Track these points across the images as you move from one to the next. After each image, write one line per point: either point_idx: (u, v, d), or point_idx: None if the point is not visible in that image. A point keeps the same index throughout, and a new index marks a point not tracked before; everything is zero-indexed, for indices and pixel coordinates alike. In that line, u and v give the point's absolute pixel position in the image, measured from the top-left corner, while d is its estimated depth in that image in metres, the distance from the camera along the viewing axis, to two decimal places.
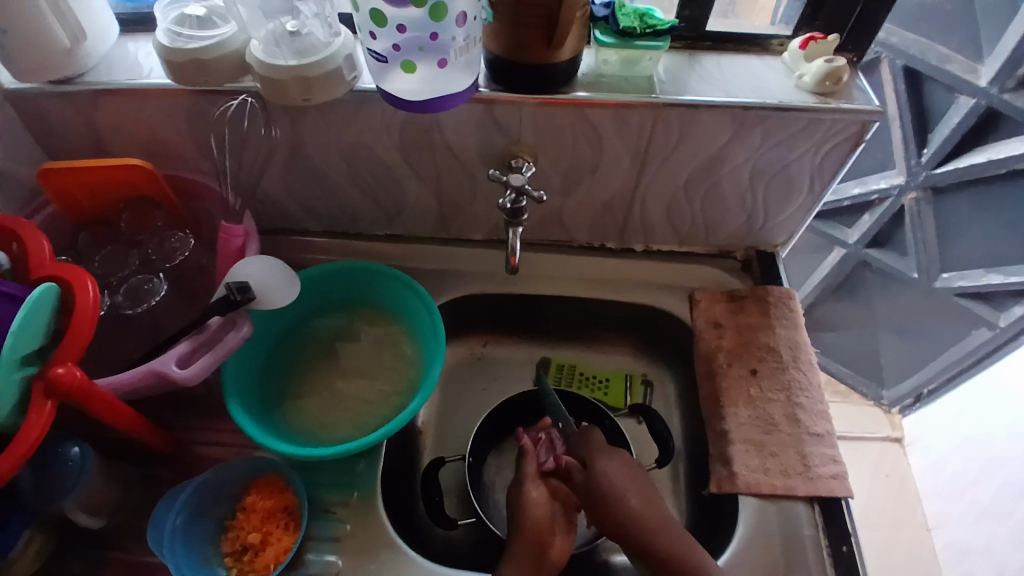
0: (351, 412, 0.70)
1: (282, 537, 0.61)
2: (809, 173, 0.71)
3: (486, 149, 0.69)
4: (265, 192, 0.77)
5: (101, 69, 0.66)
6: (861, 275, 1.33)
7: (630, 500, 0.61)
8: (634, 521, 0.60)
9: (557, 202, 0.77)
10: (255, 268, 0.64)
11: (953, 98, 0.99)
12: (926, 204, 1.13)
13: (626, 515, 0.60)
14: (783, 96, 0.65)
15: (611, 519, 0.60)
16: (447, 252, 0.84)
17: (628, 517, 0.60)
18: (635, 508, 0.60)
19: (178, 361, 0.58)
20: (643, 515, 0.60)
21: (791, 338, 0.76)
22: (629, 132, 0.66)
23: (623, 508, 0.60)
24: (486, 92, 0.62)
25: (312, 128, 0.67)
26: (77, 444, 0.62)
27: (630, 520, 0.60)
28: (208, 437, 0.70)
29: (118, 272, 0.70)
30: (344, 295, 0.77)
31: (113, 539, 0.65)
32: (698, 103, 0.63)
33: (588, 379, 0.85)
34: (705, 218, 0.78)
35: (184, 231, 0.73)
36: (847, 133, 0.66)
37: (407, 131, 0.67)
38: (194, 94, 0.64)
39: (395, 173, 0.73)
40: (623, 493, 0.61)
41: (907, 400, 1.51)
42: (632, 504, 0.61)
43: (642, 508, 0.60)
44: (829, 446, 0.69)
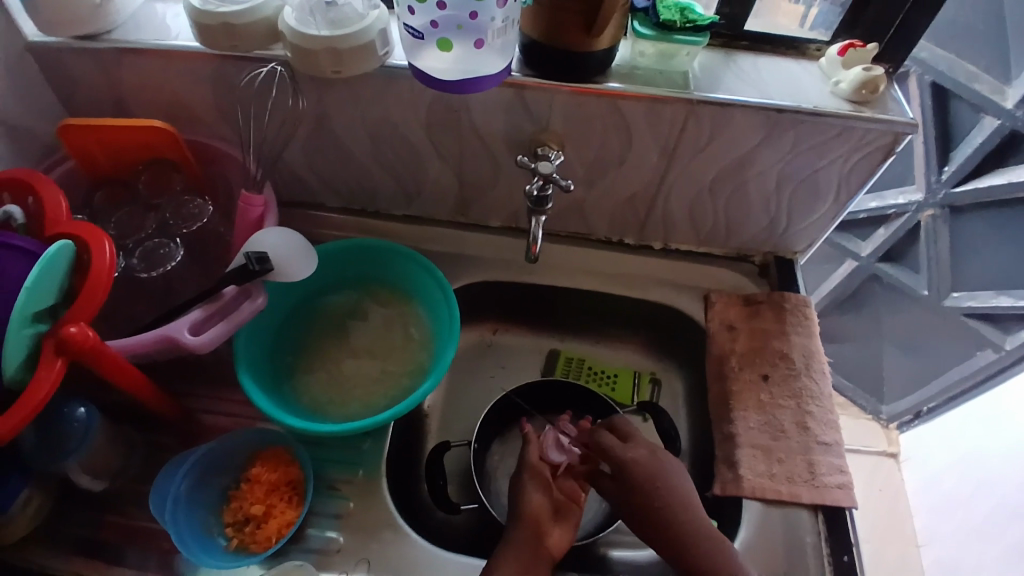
0: (359, 390, 0.69)
1: (285, 510, 0.61)
2: (836, 182, 0.70)
3: (513, 134, 0.68)
4: (286, 164, 0.76)
5: (127, 27, 0.65)
6: (871, 289, 1.33)
7: (661, 487, 0.60)
8: (665, 508, 0.59)
9: (579, 193, 0.76)
10: (274, 240, 0.63)
11: (978, 118, 0.98)
12: (942, 221, 1.12)
13: (660, 502, 0.59)
14: (818, 101, 0.64)
15: (644, 505, 0.59)
16: (464, 236, 0.83)
17: (659, 505, 0.59)
18: (665, 496, 0.59)
19: (191, 328, 0.58)
20: (672, 502, 0.59)
21: (805, 346, 0.75)
22: (660, 127, 0.66)
23: (655, 497, 0.59)
24: (517, 76, 0.62)
25: (339, 101, 0.66)
26: (84, 405, 0.61)
27: (663, 509, 0.59)
28: (214, 406, 0.70)
29: (134, 235, 0.70)
30: (358, 273, 0.76)
31: (112, 502, 0.64)
32: (731, 102, 0.62)
33: (597, 373, 0.84)
34: (727, 219, 0.78)
35: (203, 197, 0.72)
36: (879, 144, 0.65)
37: (434, 110, 0.66)
38: (220, 58, 0.63)
39: (418, 153, 0.72)
40: (654, 479, 0.60)
41: (906, 416, 1.51)
42: (663, 491, 0.60)
43: (672, 496, 0.59)
44: (836, 456, 0.69)
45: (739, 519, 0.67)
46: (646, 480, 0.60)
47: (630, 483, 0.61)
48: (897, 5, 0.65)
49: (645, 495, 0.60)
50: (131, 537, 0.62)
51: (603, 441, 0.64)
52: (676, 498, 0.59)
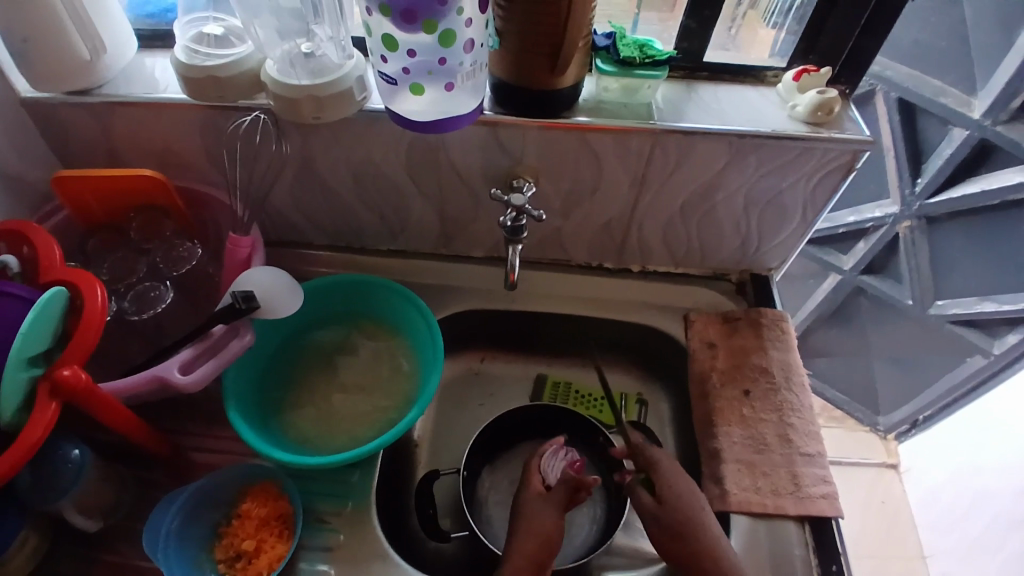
0: (347, 423, 0.71)
1: (276, 544, 0.61)
2: (802, 201, 0.73)
3: (489, 168, 0.71)
4: (273, 205, 0.79)
5: (118, 82, 0.69)
6: (856, 302, 1.34)
7: (704, 512, 0.63)
8: (708, 535, 0.61)
9: (556, 222, 0.79)
10: (263, 278, 0.65)
11: (946, 130, 1.02)
12: (919, 233, 1.15)
13: (700, 529, 0.62)
14: (777, 125, 0.67)
15: (688, 529, 0.62)
16: (448, 268, 0.85)
17: (700, 531, 0.62)
18: (708, 522, 0.63)
19: (181, 367, 0.60)
20: (711, 530, 0.62)
21: (784, 360, 0.77)
22: (629, 157, 0.69)
23: (701, 521, 0.62)
24: (489, 114, 0.65)
25: (322, 143, 0.69)
26: (77, 447, 0.62)
27: (706, 533, 0.62)
28: (205, 443, 0.71)
29: (126, 278, 0.72)
30: (344, 308, 0.78)
31: (105, 542, 0.65)
32: (694, 130, 0.65)
33: (583, 397, 0.86)
34: (702, 241, 0.80)
35: (193, 240, 0.74)
36: (838, 163, 0.68)
37: (413, 149, 0.69)
38: (208, 107, 0.66)
39: (400, 190, 0.75)
40: (697, 504, 0.64)
41: (903, 426, 1.52)
42: (706, 518, 0.63)
43: (714, 522, 0.63)
44: (820, 467, 0.70)
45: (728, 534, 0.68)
46: (689, 502, 0.64)
47: (679, 505, 0.64)
48: (846, 33, 0.69)
49: (690, 519, 0.63)
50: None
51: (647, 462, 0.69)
52: (717, 528, 0.62)
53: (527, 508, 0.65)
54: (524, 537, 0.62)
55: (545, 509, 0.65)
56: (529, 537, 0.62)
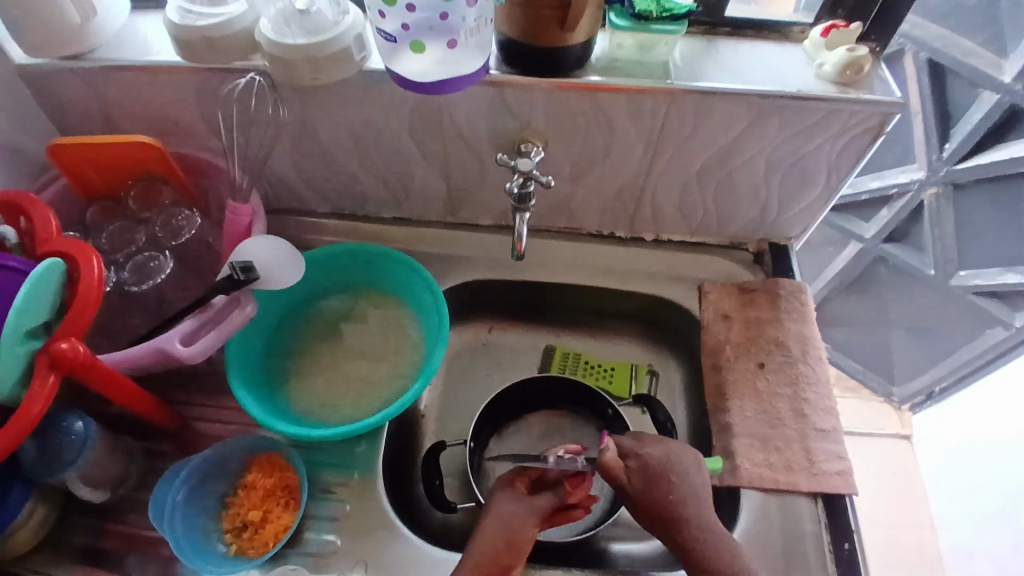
0: (353, 393, 0.70)
1: (281, 515, 0.61)
2: (826, 165, 0.69)
3: (495, 132, 0.68)
4: (273, 172, 0.76)
5: (109, 46, 0.66)
6: (876, 271, 1.30)
7: (674, 480, 0.62)
8: (679, 503, 0.60)
9: (565, 190, 0.76)
10: (262, 248, 0.64)
11: (975, 94, 0.96)
12: (945, 200, 1.09)
13: (669, 497, 0.61)
14: (801, 84, 0.63)
15: (660, 500, 0.61)
16: (455, 237, 0.83)
17: (670, 499, 0.60)
18: (679, 488, 0.61)
19: (183, 339, 0.59)
20: (685, 496, 0.61)
21: (801, 332, 0.74)
22: (643, 120, 0.65)
23: (671, 491, 0.61)
24: (495, 74, 0.61)
25: (320, 106, 0.66)
26: (81, 419, 0.62)
27: (676, 504, 0.60)
28: (212, 414, 0.71)
29: (125, 249, 0.71)
30: (349, 277, 0.76)
31: (115, 512, 0.65)
32: (713, 90, 0.62)
33: (594, 367, 0.84)
34: (717, 209, 0.77)
35: (191, 210, 0.73)
36: (866, 125, 0.64)
37: (416, 112, 0.66)
38: (200, 71, 0.63)
39: (404, 156, 0.73)
40: (669, 472, 0.62)
41: (918, 398, 1.49)
42: (677, 484, 0.62)
43: (687, 488, 0.61)
44: (834, 443, 0.68)
45: (738, 509, 0.67)
46: (661, 471, 0.62)
47: (651, 476, 0.62)
48: None
49: (662, 487, 0.61)
50: (136, 545, 0.63)
51: (618, 445, 0.66)
52: (691, 494, 0.61)
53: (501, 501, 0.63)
54: (490, 530, 0.60)
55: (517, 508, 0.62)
56: (495, 531, 0.60)
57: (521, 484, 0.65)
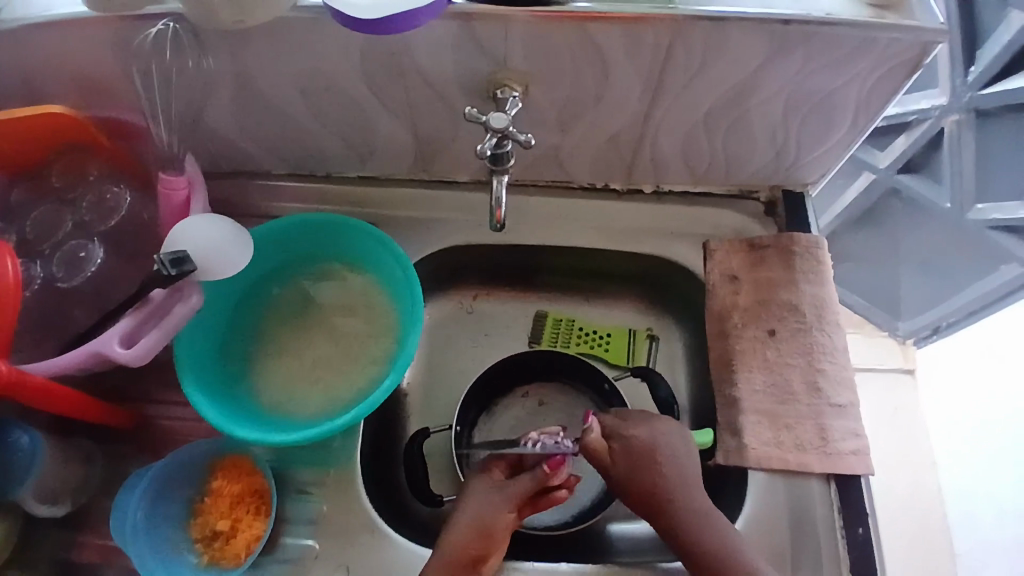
0: (322, 383, 0.63)
1: (252, 523, 0.56)
2: (854, 101, 0.59)
3: (466, 76, 0.58)
4: (215, 130, 0.66)
5: (12, 4, 0.54)
6: (890, 205, 1.16)
7: (664, 462, 0.57)
8: (666, 486, 0.56)
9: (553, 139, 0.66)
10: (199, 232, 0.55)
11: (1005, 13, 0.83)
12: (967, 129, 0.95)
13: (655, 479, 0.56)
14: (831, 7, 0.52)
15: (646, 483, 0.56)
16: (430, 196, 0.74)
17: (656, 483, 0.56)
18: (667, 471, 0.56)
19: (122, 339, 0.52)
20: (674, 478, 0.56)
21: (817, 295, 0.67)
22: (641, 56, 0.55)
23: (657, 474, 0.56)
24: (461, 5, 0.50)
25: (255, 53, 0.55)
26: (26, 432, 0.57)
27: (662, 487, 0.56)
28: (175, 410, 0.64)
29: (50, 237, 0.62)
30: (311, 250, 0.68)
31: (81, 522, 0.61)
32: (725, 14, 0.51)
33: (588, 335, 0.78)
34: (727, 154, 0.67)
35: (122, 184, 0.64)
36: (903, 60, 0.54)
37: (371, 56, 0.55)
38: (106, 16, 0.52)
39: (363, 107, 0.62)
40: (655, 454, 0.57)
41: (924, 331, 1.40)
42: (664, 466, 0.56)
43: (677, 470, 0.56)
44: (851, 419, 0.62)
45: (745, 491, 0.62)
46: (647, 453, 0.57)
47: (637, 459, 0.57)
48: None
49: (646, 470, 0.56)
50: (105, 557, 0.59)
51: (602, 424, 0.60)
52: (680, 475, 0.56)
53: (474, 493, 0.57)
54: (464, 517, 0.56)
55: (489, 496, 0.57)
56: (469, 518, 0.56)
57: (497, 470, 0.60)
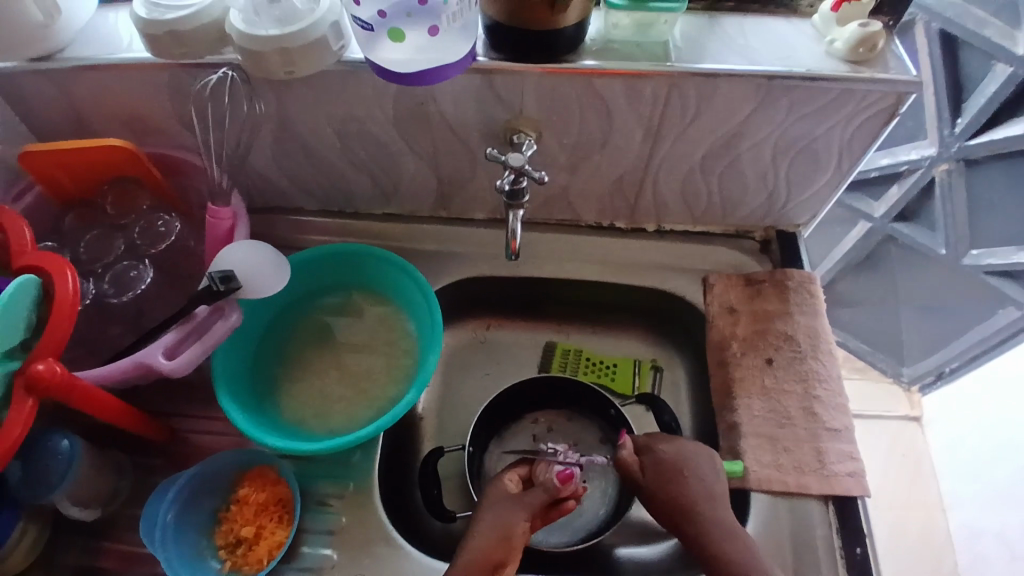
0: (344, 401, 0.67)
1: (275, 531, 0.60)
2: (838, 147, 0.65)
3: (485, 122, 0.64)
4: (256, 168, 0.73)
5: (79, 44, 0.61)
6: (886, 251, 1.21)
7: (688, 475, 0.60)
8: (691, 498, 0.59)
9: (563, 180, 0.72)
10: (241, 255, 0.61)
11: (989, 65, 0.87)
12: (958, 176, 1.00)
13: (682, 491, 0.59)
14: (812, 64, 0.59)
15: (673, 497, 0.59)
16: (448, 232, 0.80)
17: (682, 494, 0.59)
18: (691, 484, 0.60)
19: (166, 352, 0.57)
20: (698, 492, 0.59)
21: (811, 326, 0.71)
22: (642, 105, 0.61)
23: (683, 486, 0.60)
24: (483, 61, 0.57)
25: (299, 100, 0.63)
26: (67, 437, 0.60)
27: (689, 498, 0.59)
28: (202, 425, 0.68)
29: (104, 259, 0.68)
30: (339, 277, 0.73)
31: (108, 531, 0.63)
32: (716, 71, 0.57)
33: (595, 364, 0.81)
34: (724, 195, 0.73)
35: (171, 214, 0.70)
36: (881, 106, 0.60)
37: (401, 104, 0.62)
38: (171, 66, 0.59)
39: (391, 149, 0.69)
40: (682, 468, 0.61)
41: (928, 377, 1.42)
42: (690, 480, 0.60)
43: (702, 484, 0.59)
44: (846, 442, 0.65)
45: (747, 513, 0.64)
46: (675, 467, 0.61)
47: (663, 474, 0.61)
48: None
49: (672, 483, 0.60)
50: (131, 564, 0.62)
51: (635, 442, 0.65)
52: (705, 490, 0.59)
53: (498, 501, 0.61)
54: (491, 519, 0.59)
55: (513, 505, 0.61)
56: (495, 521, 0.59)
57: (511, 481, 0.64)
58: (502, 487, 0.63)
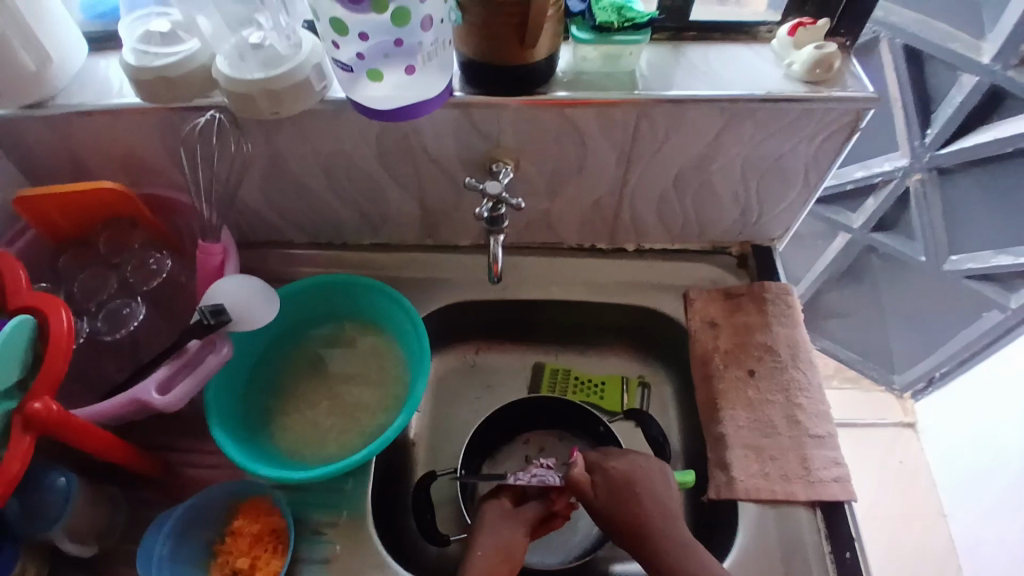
0: (337, 429, 0.68)
1: (270, 561, 0.60)
2: (804, 164, 0.68)
3: (466, 153, 0.67)
4: (245, 204, 0.75)
5: (71, 90, 0.64)
6: (867, 261, 1.24)
7: (640, 491, 0.60)
8: (646, 514, 0.59)
9: (543, 205, 0.75)
10: (233, 288, 0.62)
11: (955, 77, 0.91)
12: (931, 186, 1.04)
13: (635, 508, 0.59)
14: (772, 86, 0.62)
15: (627, 515, 0.59)
16: (435, 260, 0.82)
17: (636, 512, 0.59)
18: (646, 500, 0.60)
19: (159, 387, 0.58)
20: (653, 509, 0.59)
21: (790, 336, 0.73)
22: (614, 131, 0.64)
23: (637, 504, 0.59)
24: (460, 95, 0.60)
25: (285, 139, 0.65)
26: (63, 474, 0.61)
27: (642, 515, 0.59)
28: (197, 458, 0.69)
29: (96, 297, 0.70)
30: (329, 308, 0.75)
31: (103, 567, 0.64)
32: (682, 97, 0.60)
33: (583, 383, 0.83)
34: (699, 213, 0.76)
35: (162, 251, 0.72)
36: (842, 122, 0.63)
37: (384, 138, 0.65)
38: (162, 109, 0.62)
39: (376, 182, 0.71)
40: (635, 484, 0.61)
41: (918, 384, 1.43)
42: (642, 495, 0.60)
43: (655, 499, 0.60)
44: (831, 448, 0.66)
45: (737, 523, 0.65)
46: (627, 484, 0.61)
47: (617, 491, 0.60)
48: None
49: (625, 501, 0.60)
50: None
51: (585, 458, 0.64)
52: (658, 506, 0.59)
53: (492, 521, 0.62)
54: (489, 539, 0.60)
55: (508, 522, 0.62)
56: (493, 541, 0.60)
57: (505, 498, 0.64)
58: (496, 506, 0.64)
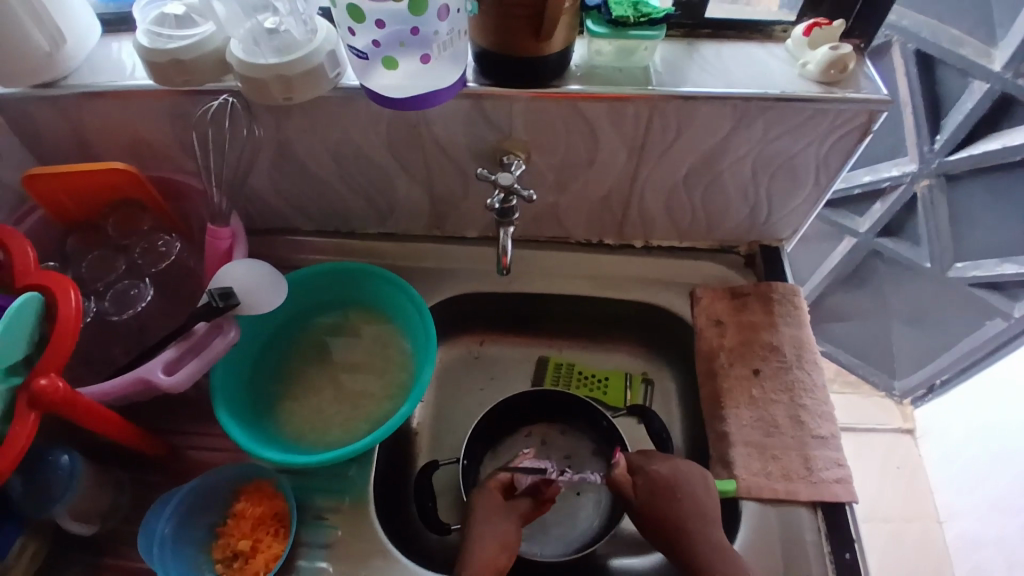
0: (341, 416, 0.69)
1: (271, 544, 0.60)
2: (815, 164, 0.68)
3: (477, 144, 0.67)
4: (254, 189, 0.75)
5: (84, 71, 0.64)
6: (872, 265, 1.24)
7: (682, 495, 0.61)
8: (683, 518, 0.60)
9: (552, 199, 0.75)
10: (242, 273, 0.63)
11: (966, 83, 0.90)
12: (938, 189, 1.03)
13: (673, 510, 0.61)
14: (786, 85, 0.62)
15: (665, 516, 0.61)
16: (442, 251, 0.82)
17: (675, 514, 0.60)
18: (685, 503, 0.61)
19: (165, 367, 0.58)
20: (690, 512, 0.60)
21: (795, 337, 0.73)
22: (626, 126, 0.64)
23: (675, 505, 0.61)
24: (473, 86, 0.60)
25: (297, 125, 0.65)
26: (66, 453, 0.62)
27: (680, 518, 0.60)
28: (201, 441, 0.69)
29: (105, 278, 0.70)
30: (335, 295, 0.75)
31: (106, 546, 0.64)
32: (696, 94, 0.60)
33: (586, 378, 0.83)
34: (708, 211, 0.76)
35: (171, 235, 0.73)
36: (854, 124, 0.63)
37: (396, 127, 0.65)
38: (174, 93, 0.62)
39: (386, 171, 0.71)
40: (674, 487, 0.62)
41: (919, 390, 1.43)
42: (683, 500, 0.61)
43: (693, 503, 0.61)
44: (833, 449, 0.67)
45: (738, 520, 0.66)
46: (668, 486, 0.62)
47: (657, 492, 0.62)
48: None
49: (664, 502, 0.61)
50: None
51: (629, 460, 0.66)
52: (696, 510, 0.60)
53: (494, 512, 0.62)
54: (489, 532, 0.60)
55: (507, 515, 0.63)
56: (494, 535, 0.61)
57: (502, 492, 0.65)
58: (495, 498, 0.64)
